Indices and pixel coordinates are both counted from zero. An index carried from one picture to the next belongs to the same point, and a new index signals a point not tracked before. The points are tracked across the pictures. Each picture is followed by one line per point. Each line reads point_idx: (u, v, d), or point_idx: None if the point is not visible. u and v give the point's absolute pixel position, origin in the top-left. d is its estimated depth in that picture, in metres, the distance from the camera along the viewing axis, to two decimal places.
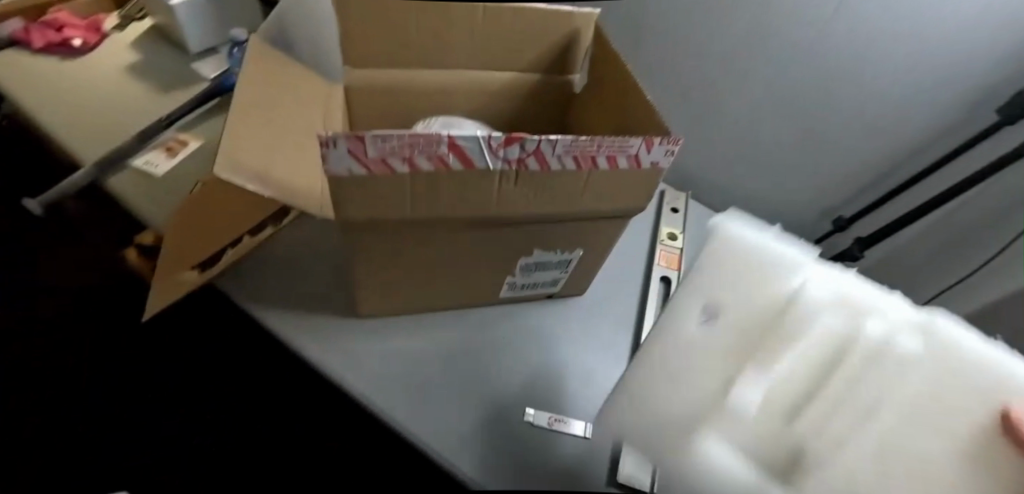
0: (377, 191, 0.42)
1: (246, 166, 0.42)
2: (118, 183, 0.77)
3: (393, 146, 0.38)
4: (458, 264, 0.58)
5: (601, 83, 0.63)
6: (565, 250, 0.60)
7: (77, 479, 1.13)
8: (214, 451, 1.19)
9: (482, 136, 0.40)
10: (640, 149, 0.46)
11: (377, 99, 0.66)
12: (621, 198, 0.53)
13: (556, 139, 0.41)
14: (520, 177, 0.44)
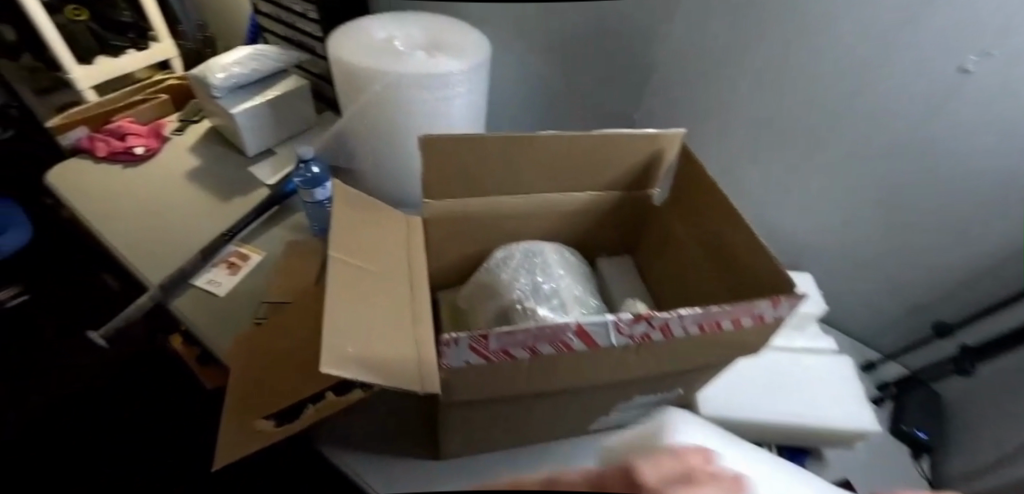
0: (493, 375, 0.39)
1: (350, 352, 0.38)
2: (181, 305, 0.76)
3: (518, 339, 0.35)
4: (551, 415, 0.53)
5: (691, 203, 0.62)
6: (664, 391, 0.54)
7: None
8: None
9: (612, 320, 0.37)
10: (766, 308, 0.42)
11: (453, 229, 0.63)
12: (734, 349, 0.48)
13: (685, 314, 0.38)
14: (642, 348, 0.41)
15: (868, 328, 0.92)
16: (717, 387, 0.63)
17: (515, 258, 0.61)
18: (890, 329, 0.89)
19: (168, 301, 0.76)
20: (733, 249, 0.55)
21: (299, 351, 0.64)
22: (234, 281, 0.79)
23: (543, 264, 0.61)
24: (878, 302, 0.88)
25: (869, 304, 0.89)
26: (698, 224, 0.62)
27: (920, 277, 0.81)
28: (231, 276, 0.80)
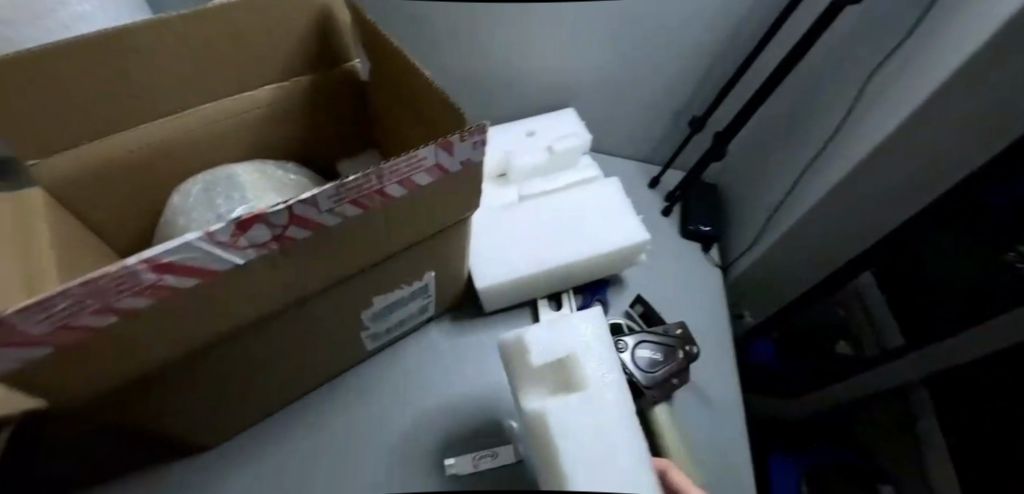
0: (98, 356, 0.30)
1: None
2: None
3: (64, 311, 0.25)
4: (290, 352, 0.45)
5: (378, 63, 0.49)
6: (414, 280, 0.48)
7: None
8: None
9: (196, 235, 0.26)
10: (439, 155, 0.34)
11: (99, 183, 0.47)
12: (443, 211, 0.41)
13: (311, 196, 0.29)
14: (289, 250, 0.33)
15: None
16: (490, 250, 0.58)
17: (193, 195, 0.48)
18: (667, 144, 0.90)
19: None
20: (425, 102, 0.43)
21: None
22: None
23: (233, 192, 0.48)
24: None
25: None
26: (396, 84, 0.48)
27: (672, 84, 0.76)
28: None
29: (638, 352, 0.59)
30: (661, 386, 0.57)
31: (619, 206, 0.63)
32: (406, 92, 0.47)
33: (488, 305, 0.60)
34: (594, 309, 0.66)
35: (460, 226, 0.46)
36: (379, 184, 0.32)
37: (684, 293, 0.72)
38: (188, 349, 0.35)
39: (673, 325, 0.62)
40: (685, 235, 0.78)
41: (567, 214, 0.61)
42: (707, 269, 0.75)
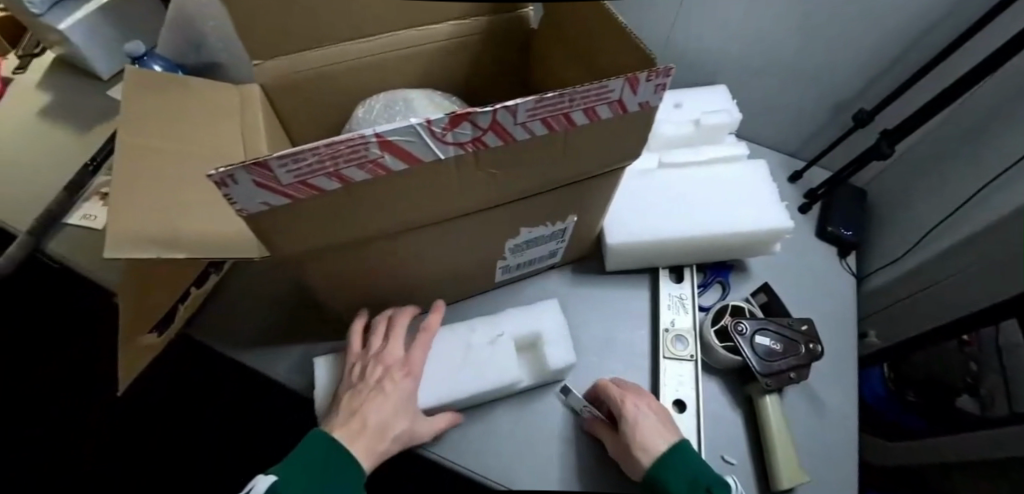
0: (313, 219, 0.35)
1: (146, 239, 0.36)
2: (58, 246, 0.70)
3: (310, 165, 0.30)
4: (435, 267, 0.50)
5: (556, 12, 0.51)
6: (558, 221, 0.50)
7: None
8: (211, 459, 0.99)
9: (418, 123, 0.30)
10: (624, 92, 0.36)
11: (300, 90, 0.54)
12: (607, 154, 0.43)
13: (514, 105, 0.31)
14: (480, 159, 0.35)
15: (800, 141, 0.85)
16: (624, 213, 0.59)
17: (374, 110, 0.53)
18: (820, 137, 0.82)
19: (42, 247, 0.70)
20: (603, 53, 0.44)
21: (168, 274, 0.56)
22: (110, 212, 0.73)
23: (407, 112, 0.53)
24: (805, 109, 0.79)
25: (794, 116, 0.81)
26: (572, 34, 0.50)
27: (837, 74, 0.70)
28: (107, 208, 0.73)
29: (756, 339, 0.56)
30: (776, 377, 0.55)
31: (761, 190, 0.61)
32: (582, 42, 0.48)
33: (611, 263, 0.61)
34: (712, 290, 0.65)
35: (611, 175, 0.46)
36: (565, 106, 0.34)
37: (811, 294, 0.68)
38: (370, 235, 0.40)
39: (796, 320, 0.59)
40: (821, 236, 0.72)
41: (707, 194, 0.60)
42: (841, 274, 0.70)
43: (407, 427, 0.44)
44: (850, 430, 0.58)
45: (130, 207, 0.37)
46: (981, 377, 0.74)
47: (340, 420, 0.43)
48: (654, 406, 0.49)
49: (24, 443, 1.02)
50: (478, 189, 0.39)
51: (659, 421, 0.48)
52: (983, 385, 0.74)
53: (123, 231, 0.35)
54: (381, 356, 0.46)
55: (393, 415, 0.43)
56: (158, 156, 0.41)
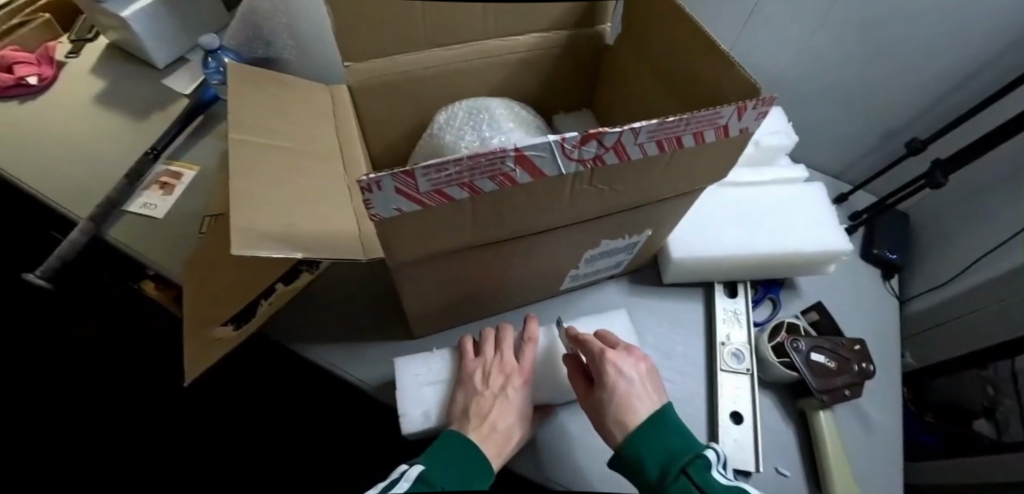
0: (433, 227, 0.36)
1: (267, 233, 0.36)
2: (121, 232, 0.72)
3: (450, 175, 0.31)
4: (513, 274, 0.51)
5: (641, 32, 0.52)
6: (633, 234, 0.52)
7: (95, 481, 0.96)
8: (240, 450, 0.99)
9: (554, 141, 0.32)
10: (731, 118, 0.38)
11: (385, 95, 0.56)
12: (696, 175, 0.45)
13: (641, 127, 0.33)
14: (595, 175, 0.37)
15: (842, 163, 0.87)
16: (689, 228, 0.61)
17: (457, 117, 0.54)
18: (863, 161, 0.84)
19: (103, 232, 0.72)
20: (694, 77, 0.46)
21: (244, 269, 0.58)
22: (168, 202, 0.76)
23: (490, 120, 0.54)
24: (851, 133, 0.82)
25: (839, 139, 0.83)
26: (656, 55, 0.52)
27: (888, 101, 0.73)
28: (165, 197, 0.76)
29: (813, 356, 0.58)
30: (832, 394, 0.57)
31: (820, 212, 0.62)
32: (668, 63, 0.50)
33: (668, 277, 0.64)
34: (764, 306, 0.67)
35: (692, 193, 0.48)
36: (679, 129, 0.36)
37: (858, 314, 0.69)
38: (474, 245, 0.41)
39: (848, 340, 0.60)
40: (865, 258, 0.74)
41: (768, 214, 0.62)
42: (886, 296, 0.71)
43: (522, 432, 0.49)
44: (898, 451, 0.59)
45: (249, 200, 0.37)
46: (998, 402, 0.75)
47: (469, 423, 0.46)
48: (642, 370, 0.49)
49: (41, 421, 1.00)
50: (582, 203, 0.40)
51: (645, 388, 0.47)
52: (999, 410, 0.75)
53: (247, 228, 0.35)
54: (500, 365, 0.50)
55: (515, 420, 0.48)
56: (267, 150, 0.42)
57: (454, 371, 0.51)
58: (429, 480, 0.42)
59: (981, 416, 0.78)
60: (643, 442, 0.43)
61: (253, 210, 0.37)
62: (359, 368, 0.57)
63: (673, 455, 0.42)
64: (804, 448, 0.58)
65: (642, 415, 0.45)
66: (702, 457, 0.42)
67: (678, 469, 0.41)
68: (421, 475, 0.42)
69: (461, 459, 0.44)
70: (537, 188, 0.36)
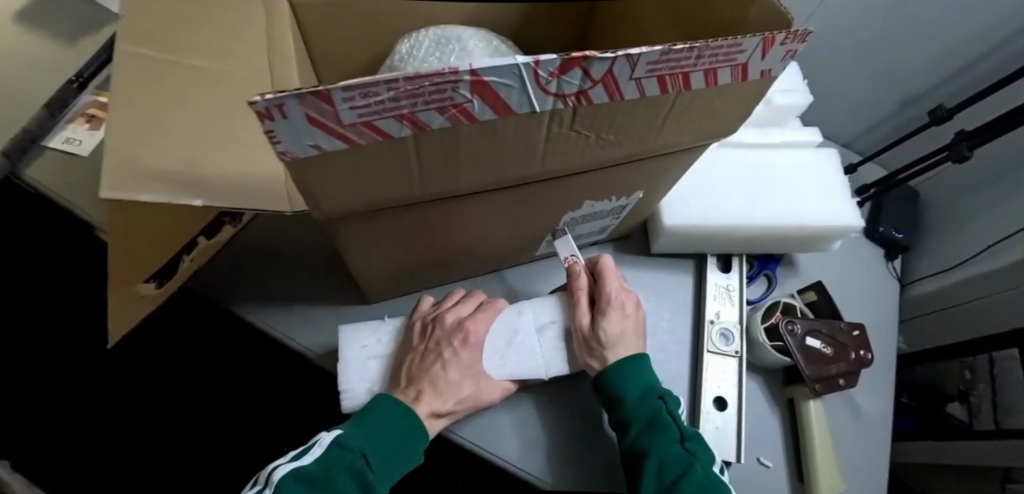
0: (369, 174, 0.28)
1: (158, 176, 0.29)
2: (38, 171, 0.63)
3: (382, 102, 0.23)
4: (482, 234, 0.44)
5: None
6: (623, 195, 0.45)
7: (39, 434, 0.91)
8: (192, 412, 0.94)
9: (525, 63, 0.24)
10: (752, 54, 0.30)
11: (336, 14, 0.46)
12: (701, 127, 0.37)
13: (639, 54, 0.26)
14: (580, 117, 0.29)
15: (855, 131, 0.80)
16: (685, 194, 0.54)
17: (421, 47, 0.46)
18: (876, 130, 0.77)
19: (17, 170, 0.63)
20: (703, 8, 0.38)
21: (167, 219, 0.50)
22: (96, 137, 0.66)
23: (460, 52, 0.45)
24: (866, 97, 0.74)
25: (853, 103, 0.76)
26: None
27: (914, 61, 0.65)
28: (92, 131, 0.67)
29: (807, 340, 0.53)
30: (826, 382, 0.52)
31: (831, 182, 0.56)
32: None
33: (657, 246, 0.58)
34: (758, 283, 0.61)
35: (691, 152, 0.41)
36: (687, 62, 0.28)
37: (857, 295, 0.64)
38: (429, 199, 0.33)
39: (847, 323, 0.55)
40: (868, 237, 0.68)
41: (776, 181, 0.55)
42: (887, 278, 0.66)
43: (470, 395, 0.42)
44: (886, 442, 0.56)
45: (144, 138, 0.30)
46: (973, 385, 0.73)
47: (402, 387, 0.40)
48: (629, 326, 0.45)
49: None
50: (563, 154, 0.33)
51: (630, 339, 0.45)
52: (974, 394, 0.73)
53: (129, 167, 0.29)
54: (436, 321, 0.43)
55: (454, 383, 0.41)
56: (169, 68, 0.34)
57: (399, 332, 0.44)
58: (343, 442, 0.37)
59: (957, 399, 0.76)
60: (632, 363, 0.44)
61: (145, 148, 0.29)
62: (304, 335, 0.51)
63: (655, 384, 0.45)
64: (788, 437, 0.54)
65: None
66: None
67: None
68: (336, 440, 0.37)
69: (379, 415, 0.38)
70: (505, 131, 0.28)
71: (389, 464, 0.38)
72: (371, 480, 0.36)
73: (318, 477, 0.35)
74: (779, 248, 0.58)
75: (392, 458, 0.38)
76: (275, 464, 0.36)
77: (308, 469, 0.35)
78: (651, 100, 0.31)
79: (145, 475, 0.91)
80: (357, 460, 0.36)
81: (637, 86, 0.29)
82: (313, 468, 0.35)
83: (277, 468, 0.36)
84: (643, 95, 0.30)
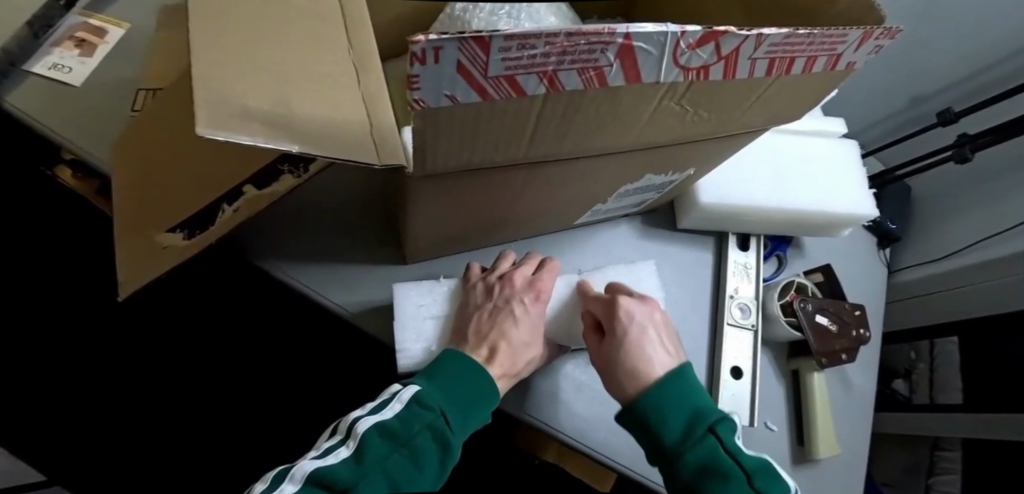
0: (483, 131, 0.27)
1: (254, 119, 0.27)
2: (20, 97, 0.57)
3: (532, 57, 0.23)
4: (543, 200, 0.44)
5: None
6: (677, 170, 0.46)
7: None
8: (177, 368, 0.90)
9: (672, 32, 0.24)
10: (850, 47, 0.31)
11: None
12: (774, 111, 0.38)
13: (770, 34, 0.26)
14: (690, 92, 0.30)
15: (856, 123, 0.84)
16: (720, 173, 0.56)
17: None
18: (877, 125, 0.81)
19: None
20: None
21: (190, 163, 0.47)
22: (88, 66, 0.60)
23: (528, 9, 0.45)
24: (874, 94, 0.78)
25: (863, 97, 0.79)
26: None
27: (931, 63, 0.69)
28: (82, 58, 0.60)
29: (817, 317, 0.57)
30: (830, 357, 0.57)
31: (852, 170, 0.59)
32: None
33: (684, 222, 0.60)
34: (769, 262, 0.65)
35: (752, 134, 0.42)
36: (798, 48, 0.29)
37: (853, 279, 0.69)
38: (525, 162, 0.33)
39: (850, 304, 0.60)
40: (865, 226, 0.73)
41: (804, 166, 0.58)
42: (878, 266, 0.72)
43: (536, 355, 0.45)
44: (869, 411, 0.62)
45: (232, 77, 0.28)
46: (917, 365, 0.84)
47: (472, 345, 0.43)
48: (657, 320, 0.47)
49: None
50: (656, 127, 0.33)
51: (663, 342, 0.46)
52: (915, 372, 0.84)
53: (220, 103, 0.26)
54: (505, 282, 0.46)
55: (524, 342, 0.44)
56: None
57: (459, 292, 0.47)
58: (424, 400, 0.38)
59: (900, 376, 0.87)
60: (659, 399, 0.42)
61: (237, 88, 0.28)
62: (337, 291, 0.50)
63: (700, 412, 0.42)
64: (791, 406, 0.59)
65: (657, 370, 0.44)
66: (727, 419, 0.43)
67: (705, 429, 0.41)
68: (415, 396, 0.38)
69: (459, 380, 0.40)
70: (623, 98, 0.28)
71: (462, 423, 0.40)
72: (449, 438, 0.38)
73: (400, 433, 0.36)
74: (796, 230, 0.61)
75: (468, 420, 0.40)
76: (353, 417, 0.37)
77: (390, 423, 0.36)
78: (753, 82, 0.31)
79: (125, 430, 0.87)
80: (437, 420, 0.38)
81: (750, 65, 0.29)
82: (396, 425, 0.36)
83: (358, 421, 0.36)
84: (749, 76, 0.30)
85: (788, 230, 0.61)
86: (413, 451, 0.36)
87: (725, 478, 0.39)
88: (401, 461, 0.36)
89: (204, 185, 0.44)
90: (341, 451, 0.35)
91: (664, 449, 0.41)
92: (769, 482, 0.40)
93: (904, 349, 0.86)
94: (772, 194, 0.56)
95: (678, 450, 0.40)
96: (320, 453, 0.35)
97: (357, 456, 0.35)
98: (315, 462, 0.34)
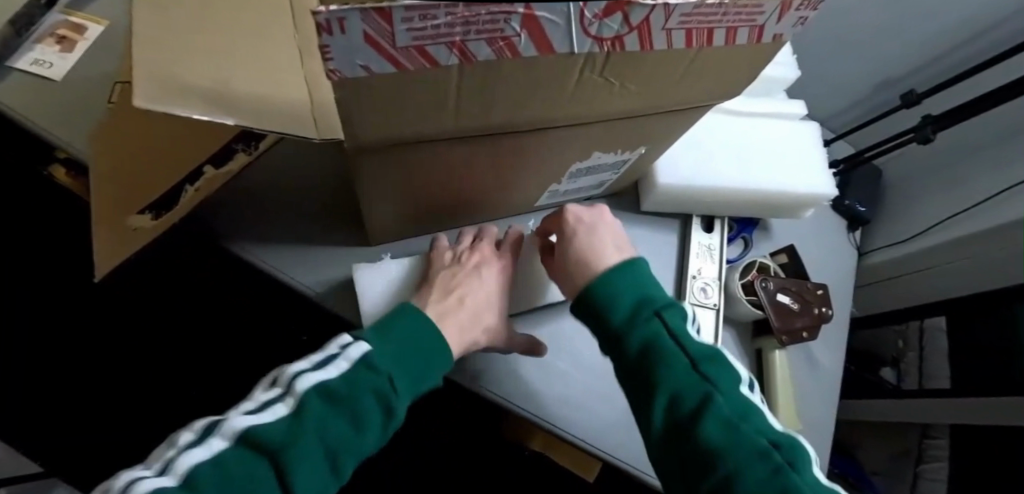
0: (407, 101, 0.29)
1: (191, 94, 0.29)
2: (3, 92, 0.59)
3: (437, 27, 0.24)
4: (496, 178, 0.46)
5: None
6: (628, 149, 0.48)
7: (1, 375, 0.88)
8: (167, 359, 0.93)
9: (574, 3, 0.25)
10: (770, 18, 0.32)
11: None
12: (711, 85, 0.39)
13: (676, 4, 0.27)
14: (611, 63, 0.31)
15: (830, 110, 0.84)
16: (679, 154, 0.57)
17: None
18: (849, 111, 0.82)
19: None
20: None
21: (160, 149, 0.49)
22: (68, 61, 0.62)
23: None
24: (844, 80, 0.79)
25: (835, 81, 0.80)
26: None
27: (896, 47, 0.70)
28: (63, 54, 0.62)
29: (778, 296, 0.58)
30: (791, 335, 0.58)
31: (813, 151, 0.60)
32: None
33: (647, 204, 0.61)
34: (736, 244, 0.66)
35: (695, 111, 0.44)
36: (713, 19, 0.30)
37: (822, 261, 0.70)
38: (461, 134, 0.35)
39: (813, 284, 0.60)
40: (835, 209, 0.74)
41: (766, 147, 0.59)
42: (848, 249, 0.72)
43: (491, 322, 0.49)
44: (836, 390, 0.63)
45: (175, 55, 0.30)
46: (903, 353, 0.86)
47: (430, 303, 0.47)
48: (605, 221, 0.46)
49: None
50: (586, 99, 0.34)
51: (612, 238, 0.45)
52: (903, 360, 0.86)
53: (162, 78, 0.29)
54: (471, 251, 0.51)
55: (484, 302, 0.49)
56: None
57: (425, 262, 0.51)
58: (371, 363, 0.39)
59: (888, 365, 0.89)
60: (609, 281, 0.40)
61: (177, 65, 0.29)
62: (303, 273, 0.51)
63: (646, 300, 0.40)
64: (755, 384, 0.60)
65: (607, 260, 0.42)
66: (678, 308, 0.41)
67: (652, 312, 0.39)
68: (361, 357, 0.40)
69: (406, 344, 0.42)
70: (542, 69, 0.29)
71: (409, 385, 0.41)
72: (392, 403, 0.39)
73: (341, 396, 0.37)
74: (762, 213, 0.63)
75: (412, 385, 0.41)
76: (296, 374, 0.38)
77: (331, 384, 0.38)
78: (676, 53, 0.32)
79: (116, 419, 0.89)
80: (382, 384, 0.39)
81: (667, 36, 0.30)
82: (338, 384, 0.38)
83: (301, 378, 0.38)
84: (670, 47, 0.31)
85: (753, 211, 0.62)
86: (352, 409, 0.37)
87: (668, 356, 0.37)
88: (337, 417, 0.37)
89: (173, 167, 0.46)
90: (279, 407, 0.37)
91: (614, 351, 0.39)
92: (715, 366, 0.37)
93: (891, 336, 0.88)
94: (735, 175, 0.57)
95: (624, 330, 0.39)
96: (258, 407, 0.37)
97: (295, 417, 0.36)
98: (248, 420, 0.35)
